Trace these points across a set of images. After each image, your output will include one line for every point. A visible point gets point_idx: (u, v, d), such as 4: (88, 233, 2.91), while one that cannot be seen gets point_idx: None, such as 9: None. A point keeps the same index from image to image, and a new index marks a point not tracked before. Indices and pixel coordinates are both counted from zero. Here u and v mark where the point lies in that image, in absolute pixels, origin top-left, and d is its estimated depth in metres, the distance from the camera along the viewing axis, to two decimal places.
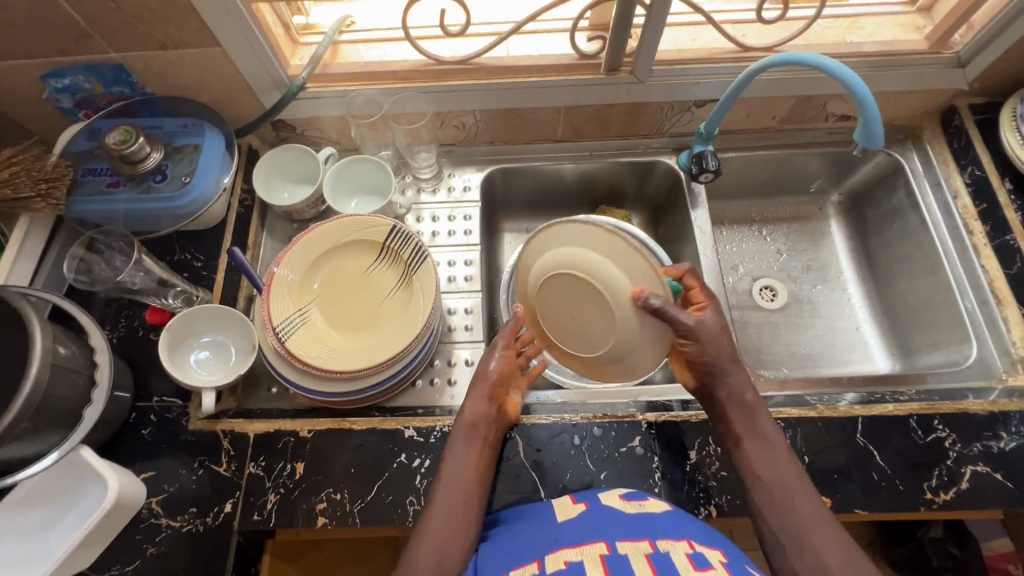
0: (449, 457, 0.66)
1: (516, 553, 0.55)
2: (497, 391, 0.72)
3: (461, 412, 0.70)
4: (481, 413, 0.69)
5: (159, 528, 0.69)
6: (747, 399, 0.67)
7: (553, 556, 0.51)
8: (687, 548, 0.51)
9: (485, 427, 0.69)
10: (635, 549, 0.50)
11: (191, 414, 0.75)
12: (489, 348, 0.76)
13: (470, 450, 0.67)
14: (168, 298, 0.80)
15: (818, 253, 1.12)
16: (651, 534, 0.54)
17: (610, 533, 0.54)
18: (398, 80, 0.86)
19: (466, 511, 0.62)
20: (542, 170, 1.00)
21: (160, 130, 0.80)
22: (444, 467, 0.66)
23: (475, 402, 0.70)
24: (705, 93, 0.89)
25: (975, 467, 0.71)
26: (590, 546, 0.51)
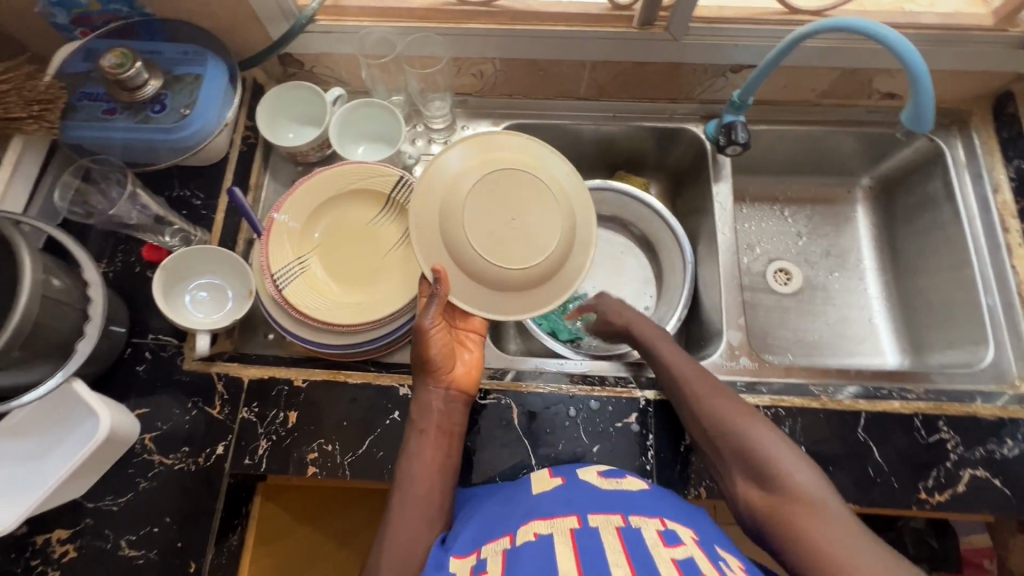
0: (404, 454, 0.64)
1: (489, 527, 0.55)
2: (445, 376, 0.68)
3: (412, 407, 0.67)
4: (433, 406, 0.66)
5: (152, 464, 0.69)
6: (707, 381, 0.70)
7: (524, 530, 0.51)
8: (660, 525, 0.51)
9: (439, 418, 0.66)
10: (607, 522, 0.50)
11: (187, 354, 0.74)
12: (415, 334, 0.66)
13: (424, 444, 0.64)
14: (164, 235, 0.78)
15: (839, 239, 1.07)
16: (625, 509, 0.54)
17: (584, 507, 0.53)
18: (415, 19, 0.80)
19: (430, 505, 0.60)
20: (560, 128, 0.95)
21: (158, 56, 0.76)
22: (401, 463, 0.63)
23: (423, 395, 0.67)
24: (742, 58, 0.83)
25: (974, 471, 0.69)
26: (562, 519, 0.51)
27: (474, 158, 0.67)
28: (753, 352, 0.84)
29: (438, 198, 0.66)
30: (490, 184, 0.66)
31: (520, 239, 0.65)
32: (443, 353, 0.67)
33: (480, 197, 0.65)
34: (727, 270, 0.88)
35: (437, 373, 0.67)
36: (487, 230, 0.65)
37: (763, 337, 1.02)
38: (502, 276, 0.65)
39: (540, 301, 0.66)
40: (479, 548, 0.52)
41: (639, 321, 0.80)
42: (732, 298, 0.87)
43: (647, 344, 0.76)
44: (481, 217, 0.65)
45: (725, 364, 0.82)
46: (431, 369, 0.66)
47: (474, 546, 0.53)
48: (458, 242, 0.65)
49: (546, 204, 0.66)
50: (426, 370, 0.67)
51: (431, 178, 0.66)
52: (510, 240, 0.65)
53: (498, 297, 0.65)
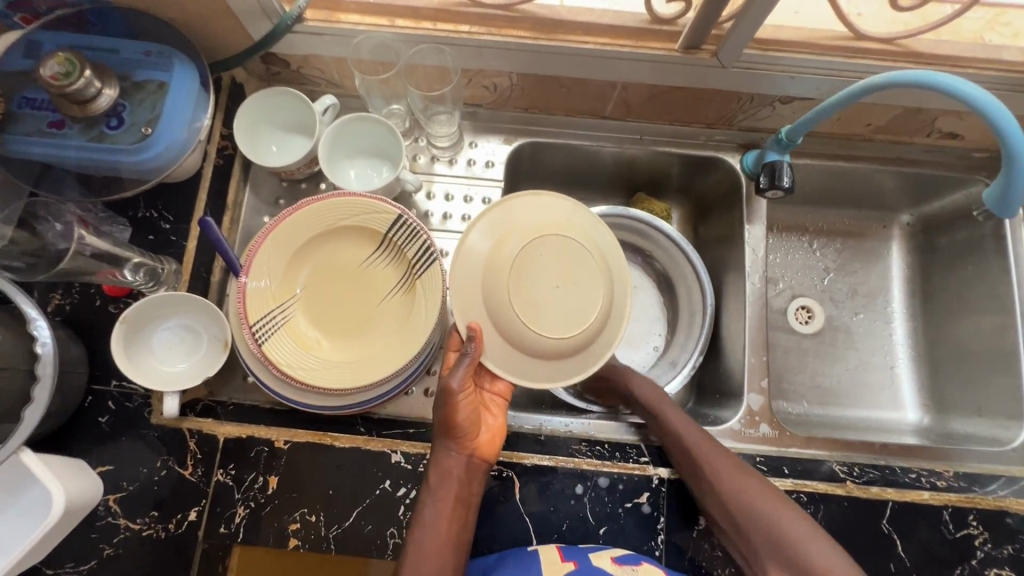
0: (417, 526, 0.59)
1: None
2: (469, 441, 0.62)
3: (429, 471, 0.62)
4: (452, 474, 0.61)
5: (116, 529, 0.63)
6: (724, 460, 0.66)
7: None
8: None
9: (459, 487, 0.61)
10: None
11: (155, 407, 0.67)
12: (443, 395, 0.61)
13: (439, 517, 0.59)
14: (124, 273, 0.66)
15: (868, 278, 1.00)
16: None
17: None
18: (421, 22, 0.68)
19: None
20: (578, 149, 0.85)
21: (115, 56, 0.64)
22: (414, 536, 0.59)
23: (443, 459, 0.61)
24: (795, 89, 0.72)
25: (1000, 570, 0.65)
26: None
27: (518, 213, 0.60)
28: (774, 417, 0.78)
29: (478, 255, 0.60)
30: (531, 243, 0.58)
31: (557, 308, 0.57)
32: (470, 415, 0.62)
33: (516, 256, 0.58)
34: (755, 322, 0.81)
35: (462, 437, 0.62)
36: (522, 292, 0.57)
37: (779, 382, 0.96)
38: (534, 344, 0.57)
39: (568, 373, 0.59)
40: None
41: (643, 386, 0.75)
42: (756, 356, 0.80)
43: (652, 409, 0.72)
44: (519, 280, 0.57)
45: (743, 431, 0.76)
46: (457, 432, 0.61)
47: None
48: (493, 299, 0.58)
49: (590, 273, 0.58)
50: (450, 432, 0.62)
51: (476, 231, 0.61)
52: (547, 306, 0.57)
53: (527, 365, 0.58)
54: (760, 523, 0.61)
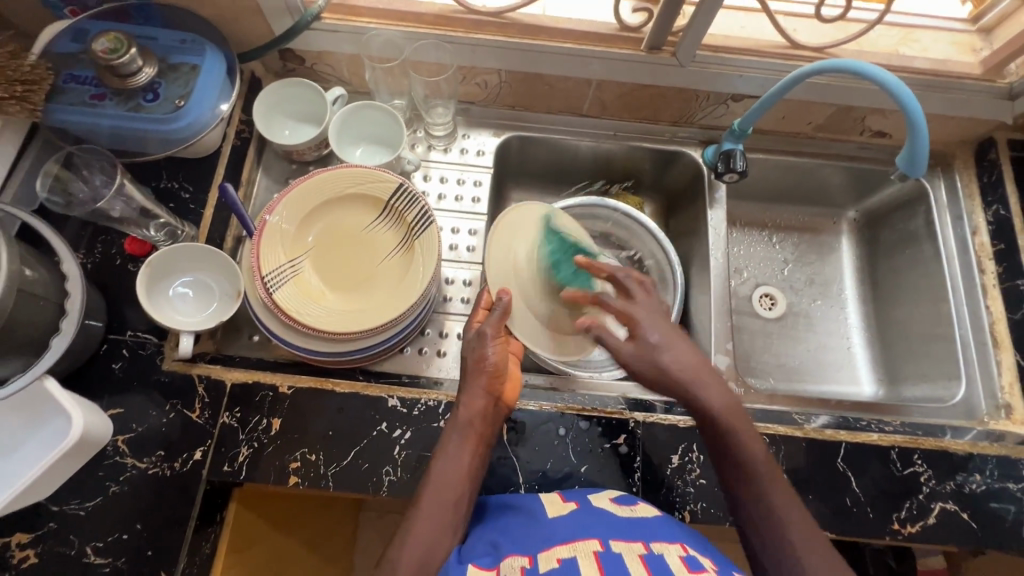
0: (441, 456, 0.63)
1: (506, 545, 0.54)
2: (494, 385, 0.68)
3: (456, 407, 0.66)
4: (477, 411, 0.65)
5: (123, 468, 0.67)
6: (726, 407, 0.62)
7: (545, 554, 0.50)
8: (681, 551, 0.50)
9: (481, 424, 0.65)
10: (630, 549, 0.49)
11: (166, 354, 0.71)
12: (477, 338, 0.69)
13: (462, 448, 0.63)
14: (149, 229, 0.74)
15: (823, 268, 1.09)
16: (644, 536, 0.53)
17: (603, 532, 0.53)
18: (423, 25, 0.80)
19: (454, 516, 0.59)
20: (559, 143, 0.95)
21: (154, 42, 0.73)
22: (437, 464, 0.62)
23: (471, 397, 0.66)
24: (744, 88, 0.84)
25: (944, 504, 0.72)
26: (583, 542, 0.51)
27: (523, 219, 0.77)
28: (739, 377, 0.86)
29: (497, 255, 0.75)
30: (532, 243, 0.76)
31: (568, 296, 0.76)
32: (500, 362, 0.68)
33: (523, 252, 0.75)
34: (720, 295, 0.89)
35: (491, 379, 0.67)
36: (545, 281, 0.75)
37: (746, 360, 1.02)
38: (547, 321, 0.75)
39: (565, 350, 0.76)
40: (498, 564, 0.51)
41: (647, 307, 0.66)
42: (721, 324, 0.88)
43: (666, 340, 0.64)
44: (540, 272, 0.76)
45: None
46: (488, 374, 0.67)
47: (492, 562, 0.52)
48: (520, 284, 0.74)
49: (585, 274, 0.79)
50: (480, 372, 0.67)
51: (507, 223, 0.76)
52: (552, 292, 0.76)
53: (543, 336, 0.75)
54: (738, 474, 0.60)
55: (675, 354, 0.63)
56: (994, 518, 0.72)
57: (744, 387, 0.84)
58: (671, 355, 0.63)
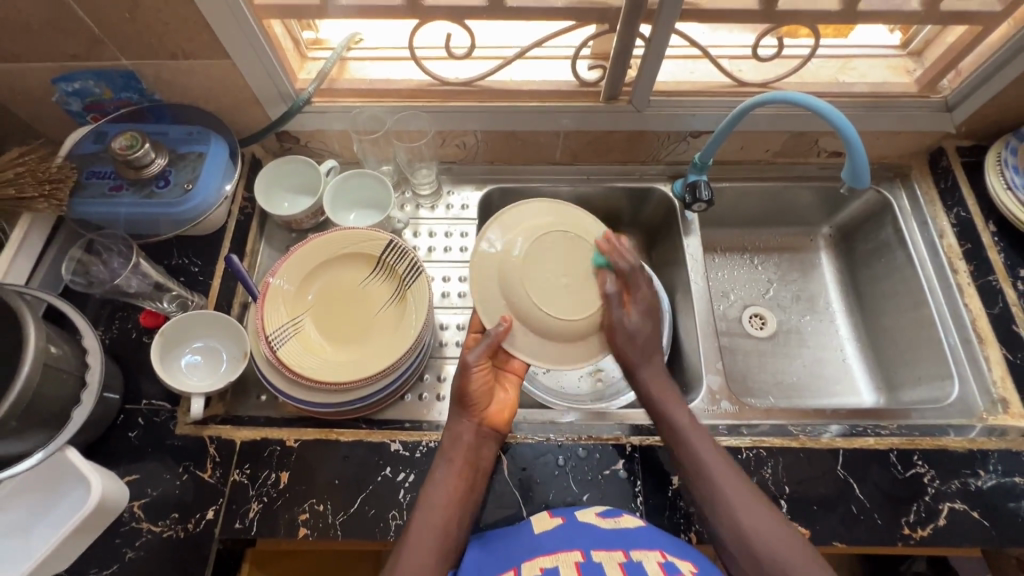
0: (431, 481, 0.66)
1: (494, 567, 0.56)
2: (477, 410, 0.69)
3: (443, 435, 0.70)
4: (463, 438, 0.68)
5: (139, 533, 0.69)
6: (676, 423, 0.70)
7: (528, 564, 0.52)
8: (659, 556, 0.52)
9: (468, 451, 0.68)
10: (610, 557, 0.50)
11: (179, 418, 0.75)
12: (459, 366, 0.69)
13: (449, 474, 0.66)
14: (162, 302, 0.80)
15: (808, 284, 1.12)
16: (625, 545, 0.54)
17: (585, 543, 0.54)
18: (403, 98, 0.89)
19: (444, 540, 0.61)
20: (539, 191, 1.02)
21: (165, 137, 0.83)
22: (425, 492, 0.65)
23: (454, 424, 0.69)
24: (700, 126, 0.92)
25: (952, 503, 0.72)
26: (565, 554, 0.52)
27: (522, 216, 0.76)
28: (733, 395, 0.87)
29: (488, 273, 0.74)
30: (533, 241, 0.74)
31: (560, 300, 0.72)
32: (482, 389, 0.69)
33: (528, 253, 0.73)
34: (704, 315, 0.92)
35: (472, 406, 0.69)
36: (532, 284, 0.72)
37: (744, 381, 1.02)
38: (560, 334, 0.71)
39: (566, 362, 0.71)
40: None
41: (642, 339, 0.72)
42: (709, 345, 0.90)
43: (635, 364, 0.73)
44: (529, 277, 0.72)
45: (707, 408, 0.85)
46: (468, 401, 0.69)
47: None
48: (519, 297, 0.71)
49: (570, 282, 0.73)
50: (463, 402, 0.69)
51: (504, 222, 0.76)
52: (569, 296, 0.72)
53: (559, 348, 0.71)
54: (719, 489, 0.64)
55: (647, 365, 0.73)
56: (1007, 515, 0.72)
57: (740, 405, 0.86)
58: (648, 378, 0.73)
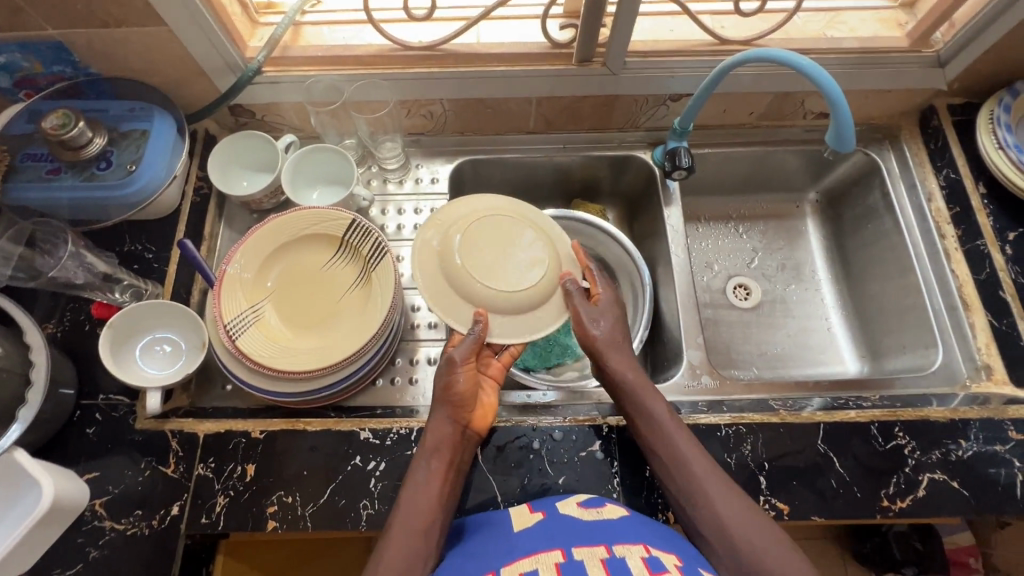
0: (411, 481, 0.62)
1: (468, 568, 0.52)
2: (461, 412, 0.67)
3: (424, 435, 0.66)
4: (445, 437, 0.65)
5: (102, 531, 0.67)
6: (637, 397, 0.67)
7: (508, 569, 0.48)
8: (643, 552, 0.49)
9: (451, 450, 0.65)
10: (591, 555, 0.47)
11: (139, 413, 0.72)
12: (445, 364, 0.68)
13: (432, 475, 0.63)
14: (115, 292, 0.77)
15: (793, 252, 1.08)
16: (608, 539, 0.51)
17: (566, 540, 0.51)
18: (361, 65, 0.83)
19: (423, 543, 0.57)
20: (512, 161, 0.97)
21: (104, 113, 0.77)
22: (406, 493, 0.61)
23: (438, 423, 0.66)
24: (680, 88, 0.87)
25: (933, 474, 0.71)
26: (546, 554, 0.49)
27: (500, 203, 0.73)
28: (714, 370, 0.85)
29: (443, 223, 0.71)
30: (498, 225, 0.69)
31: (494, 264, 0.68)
32: (468, 389, 0.68)
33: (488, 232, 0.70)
34: (684, 288, 0.89)
35: (460, 407, 0.67)
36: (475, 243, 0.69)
37: (726, 353, 1.00)
38: (469, 290, 0.67)
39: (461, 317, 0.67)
40: None
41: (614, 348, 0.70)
42: (690, 319, 0.88)
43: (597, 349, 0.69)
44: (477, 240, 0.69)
45: (687, 384, 0.83)
46: (454, 401, 0.67)
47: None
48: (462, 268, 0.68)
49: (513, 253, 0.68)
50: (446, 400, 0.67)
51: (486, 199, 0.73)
52: (498, 272, 0.67)
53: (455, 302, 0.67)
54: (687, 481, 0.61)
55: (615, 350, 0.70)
56: (988, 483, 0.71)
57: (721, 379, 0.84)
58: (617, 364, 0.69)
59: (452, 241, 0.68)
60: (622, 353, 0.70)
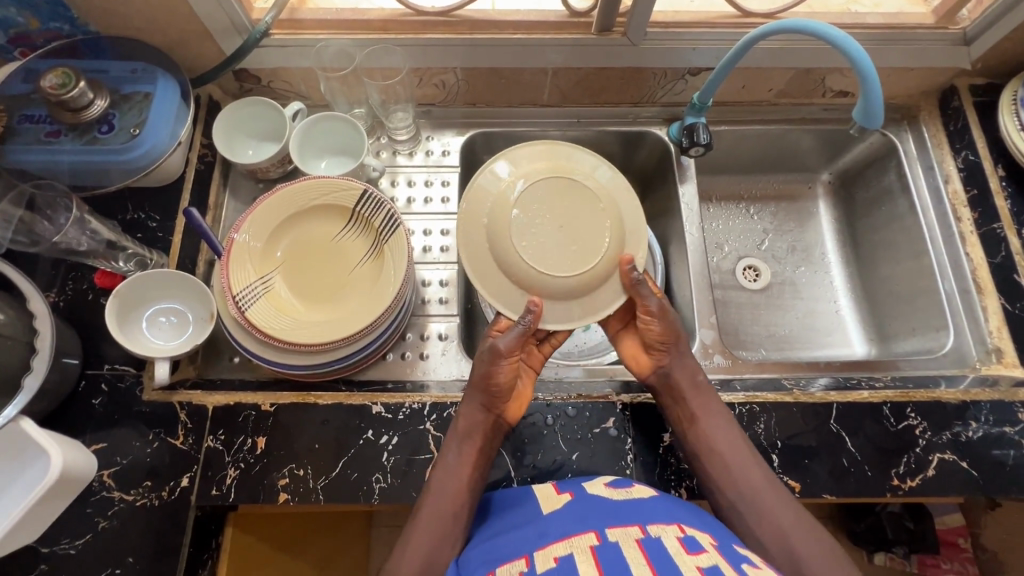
0: (441, 465, 0.63)
1: (499, 550, 0.52)
2: (495, 403, 0.66)
3: (456, 419, 0.66)
4: (476, 423, 0.65)
5: (111, 502, 0.66)
6: (699, 395, 0.67)
7: (542, 553, 0.47)
8: (678, 532, 0.49)
9: (483, 436, 0.65)
10: (626, 535, 0.47)
11: (146, 384, 0.71)
12: (488, 353, 0.66)
13: (462, 461, 0.63)
14: (118, 261, 0.75)
15: (804, 234, 1.07)
16: (641, 519, 0.51)
17: (599, 521, 0.50)
18: (373, 30, 0.80)
19: (455, 524, 0.59)
20: (525, 135, 0.94)
21: (105, 74, 0.74)
22: (437, 476, 0.63)
23: (470, 410, 0.66)
24: (700, 61, 0.85)
25: (942, 454, 0.72)
26: (580, 537, 0.48)
27: (540, 160, 0.69)
28: (726, 349, 0.85)
29: (497, 186, 0.69)
30: (544, 191, 0.67)
31: (539, 236, 0.66)
32: (509, 380, 0.66)
33: (547, 203, 0.67)
34: (697, 268, 0.88)
35: (496, 399, 0.66)
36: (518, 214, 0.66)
37: (735, 333, 1.00)
38: (511, 266, 0.66)
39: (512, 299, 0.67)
40: (493, 569, 0.49)
41: (681, 355, 0.69)
42: (703, 298, 0.87)
43: (671, 345, 0.69)
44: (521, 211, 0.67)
45: (700, 363, 0.83)
46: (493, 392, 0.65)
47: (487, 569, 0.50)
48: (504, 243, 0.66)
49: (557, 223, 0.66)
50: (485, 390, 0.66)
51: (529, 153, 0.70)
52: (546, 246, 0.66)
53: (498, 279, 0.67)
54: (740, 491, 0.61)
55: (681, 354, 0.69)
56: (995, 464, 0.72)
57: (733, 359, 0.84)
58: (680, 367, 0.69)
59: (498, 214, 0.67)
60: (688, 356, 0.70)
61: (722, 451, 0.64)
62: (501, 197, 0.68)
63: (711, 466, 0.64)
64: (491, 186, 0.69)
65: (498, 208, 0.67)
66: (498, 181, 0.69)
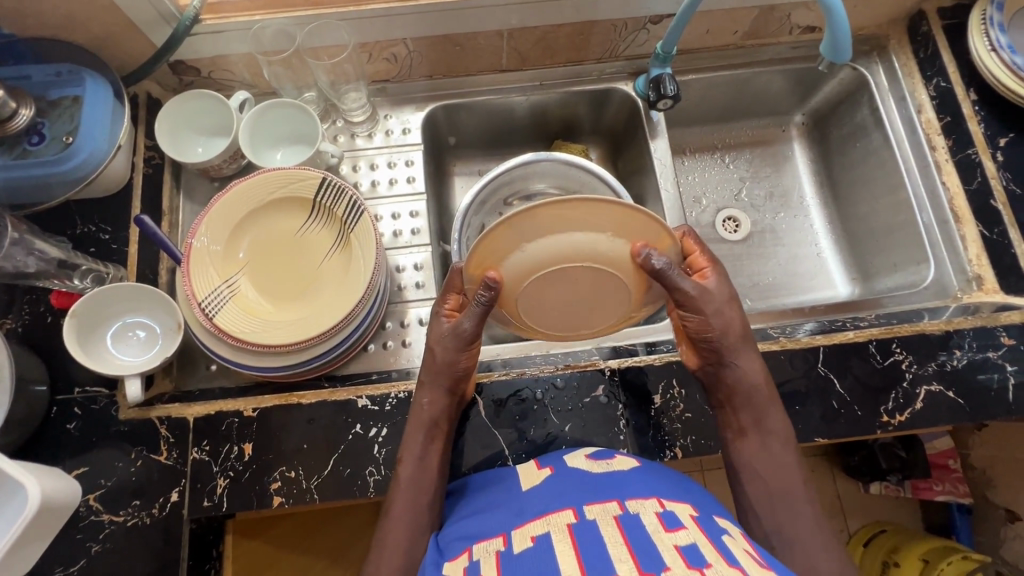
0: (406, 456, 0.62)
1: (477, 528, 0.52)
2: (457, 386, 0.64)
3: (415, 407, 0.65)
4: (440, 409, 0.64)
5: (101, 525, 0.64)
6: (754, 401, 0.63)
7: (519, 532, 0.47)
8: (657, 506, 0.48)
9: (447, 421, 0.65)
10: (604, 512, 0.46)
11: (121, 402, 0.69)
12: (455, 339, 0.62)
13: (430, 449, 0.63)
14: (74, 279, 0.71)
15: (780, 178, 1.06)
16: (619, 493, 0.51)
17: (577, 498, 0.50)
18: (311, 6, 0.75)
19: None
20: (488, 104, 0.90)
21: (28, 80, 0.68)
22: (405, 470, 0.61)
23: (433, 397, 0.64)
24: (659, 8, 0.81)
25: (929, 386, 0.73)
26: (557, 515, 0.48)
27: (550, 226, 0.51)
28: None
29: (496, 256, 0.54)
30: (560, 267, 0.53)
31: (545, 301, 0.58)
32: (471, 364, 0.64)
33: (570, 278, 0.55)
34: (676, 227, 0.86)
35: (458, 381, 0.64)
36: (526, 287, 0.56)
37: None
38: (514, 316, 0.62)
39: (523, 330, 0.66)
40: (471, 547, 0.49)
41: (737, 359, 0.63)
42: None
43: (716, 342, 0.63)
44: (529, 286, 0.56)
45: None
46: (457, 377, 0.64)
47: (465, 545, 0.50)
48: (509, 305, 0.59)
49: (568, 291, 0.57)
50: (446, 376, 0.64)
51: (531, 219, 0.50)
52: (552, 306, 0.59)
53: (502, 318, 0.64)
54: (764, 502, 0.59)
55: (742, 361, 0.63)
56: (980, 389, 0.72)
57: None
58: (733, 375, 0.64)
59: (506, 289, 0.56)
60: (742, 360, 0.63)
61: (755, 463, 0.61)
62: (528, 266, 0.53)
63: (740, 479, 0.61)
64: (516, 246, 0.52)
65: (516, 276, 0.54)
66: (523, 243, 0.52)
